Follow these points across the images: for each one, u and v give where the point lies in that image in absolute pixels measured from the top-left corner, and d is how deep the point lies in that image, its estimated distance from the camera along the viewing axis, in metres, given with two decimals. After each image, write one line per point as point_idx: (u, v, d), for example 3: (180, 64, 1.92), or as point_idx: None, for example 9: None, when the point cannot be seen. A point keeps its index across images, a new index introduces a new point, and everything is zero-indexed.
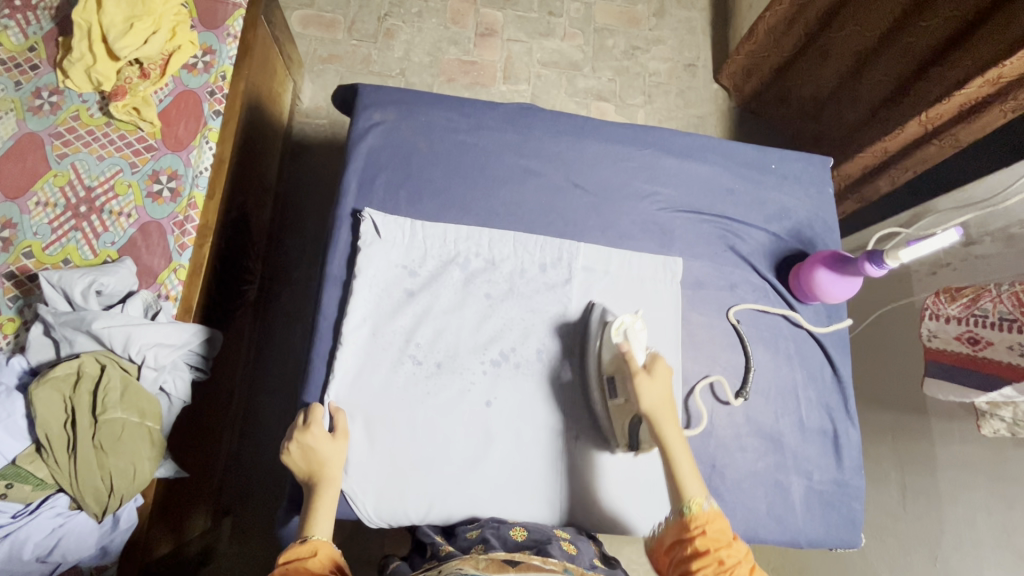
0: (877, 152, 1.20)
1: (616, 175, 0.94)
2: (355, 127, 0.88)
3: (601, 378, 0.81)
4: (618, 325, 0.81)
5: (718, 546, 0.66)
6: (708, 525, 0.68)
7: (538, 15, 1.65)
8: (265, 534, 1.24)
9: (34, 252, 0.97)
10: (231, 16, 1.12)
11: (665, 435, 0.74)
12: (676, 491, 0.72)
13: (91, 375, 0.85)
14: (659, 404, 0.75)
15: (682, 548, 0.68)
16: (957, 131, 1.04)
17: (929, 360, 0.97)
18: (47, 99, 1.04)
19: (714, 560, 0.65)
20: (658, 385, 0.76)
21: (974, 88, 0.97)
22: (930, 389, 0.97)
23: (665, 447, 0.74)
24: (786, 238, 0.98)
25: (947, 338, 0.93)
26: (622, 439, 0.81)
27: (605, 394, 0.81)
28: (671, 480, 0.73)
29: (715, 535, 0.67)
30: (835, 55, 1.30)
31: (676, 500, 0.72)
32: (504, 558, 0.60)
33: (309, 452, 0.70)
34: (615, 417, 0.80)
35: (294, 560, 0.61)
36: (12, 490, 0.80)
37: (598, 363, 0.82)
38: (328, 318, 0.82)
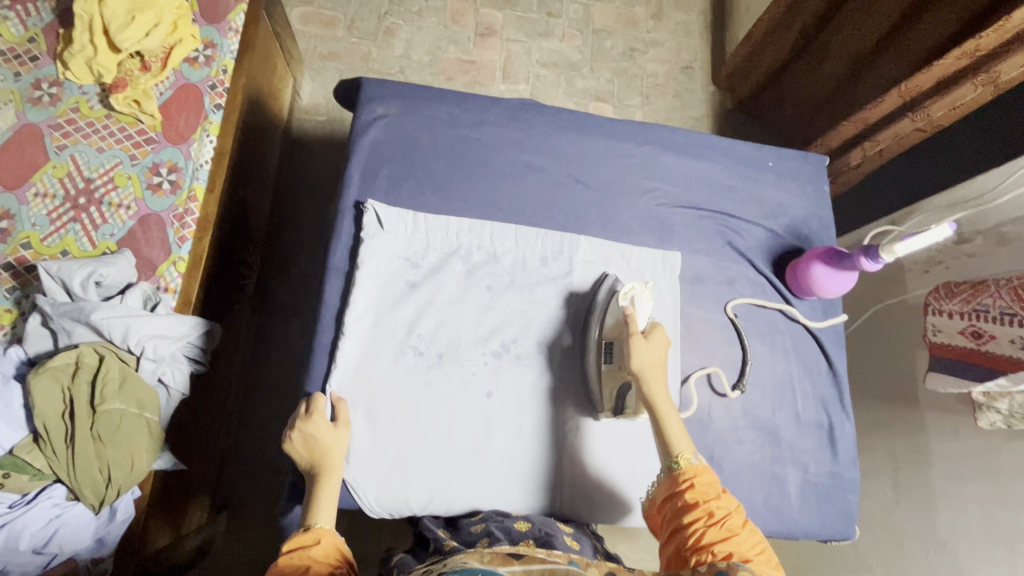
0: (857, 123, 1.18)
1: (616, 171, 0.95)
2: (358, 121, 0.88)
3: (600, 341, 0.83)
4: (626, 291, 0.84)
5: (706, 497, 0.66)
6: (696, 478, 0.67)
7: (537, 16, 1.66)
8: (262, 529, 1.24)
9: (33, 243, 0.96)
10: (233, 11, 1.13)
11: (653, 394, 0.75)
12: (665, 447, 0.72)
13: (90, 366, 0.85)
14: (650, 365, 0.76)
15: (674, 503, 0.67)
16: (930, 105, 1.05)
17: (933, 356, 0.99)
18: (47, 91, 1.04)
19: (704, 512, 0.64)
20: (654, 346, 0.77)
21: (952, 60, 0.98)
22: (931, 383, 0.99)
23: (654, 406, 0.74)
24: (783, 235, 0.99)
25: (951, 333, 0.96)
26: (609, 403, 0.82)
27: (600, 356, 0.82)
28: (660, 435, 0.73)
29: (703, 488, 0.67)
30: (831, 58, 1.32)
31: (665, 456, 0.71)
32: (508, 551, 0.58)
33: (311, 442, 0.71)
34: (604, 381, 0.81)
35: (297, 548, 0.61)
36: (9, 480, 0.79)
37: (600, 329, 0.83)
38: (330, 309, 0.82)
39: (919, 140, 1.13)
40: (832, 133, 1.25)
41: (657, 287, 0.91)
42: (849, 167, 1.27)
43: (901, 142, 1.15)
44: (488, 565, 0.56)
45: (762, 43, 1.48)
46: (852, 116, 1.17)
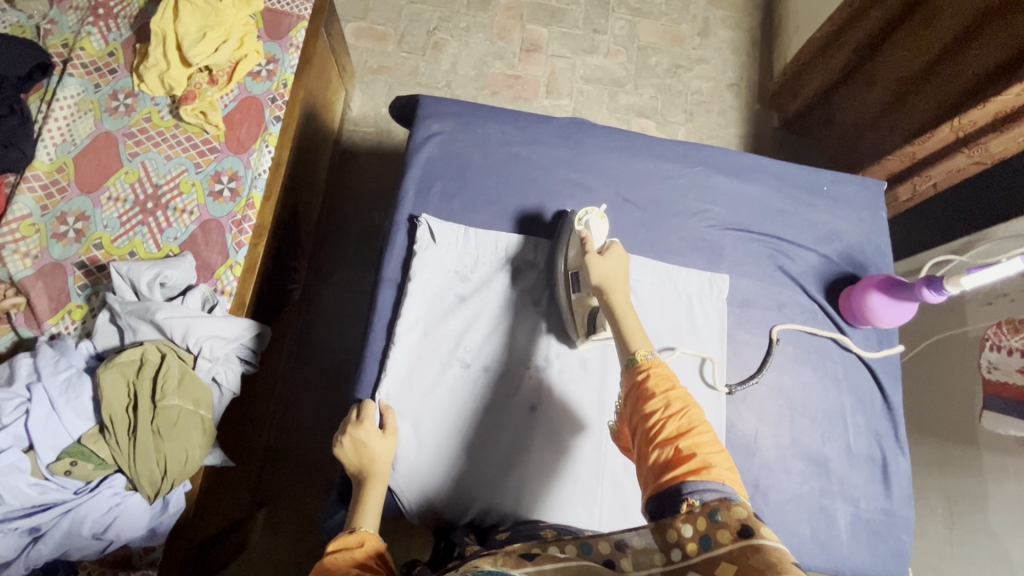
0: (905, 158, 1.18)
1: (666, 192, 0.95)
2: (413, 137, 0.91)
3: (567, 273, 0.83)
4: (581, 215, 0.88)
5: (662, 388, 0.61)
6: (653, 370, 0.63)
7: (583, 32, 1.68)
8: (299, 529, 1.27)
9: (104, 244, 1.02)
10: (295, 27, 1.19)
11: (614, 301, 0.72)
12: (623, 344, 0.67)
13: (153, 363, 0.90)
14: (609, 277, 0.74)
15: (633, 394, 0.63)
16: (988, 140, 1.02)
17: (987, 394, 0.97)
18: (123, 101, 1.11)
19: (663, 403, 0.60)
20: (612, 260, 0.76)
21: (1012, 96, 0.96)
22: (987, 422, 0.97)
23: (614, 311, 0.71)
24: (837, 261, 0.97)
25: (1009, 372, 0.94)
26: (583, 327, 0.83)
27: (569, 287, 0.83)
28: (619, 337, 0.68)
29: (660, 381, 0.62)
30: (885, 78, 1.28)
31: (623, 353, 0.67)
32: (522, 552, 0.56)
33: (360, 448, 0.72)
34: (574, 308, 0.82)
35: (341, 549, 0.62)
36: (75, 467, 0.83)
37: (566, 260, 0.84)
38: (382, 318, 0.84)
39: (976, 173, 1.10)
40: (879, 166, 1.25)
41: (704, 310, 0.90)
42: (899, 201, 1.25)
43: (955, 177, 1.13)
44: (502, 567, 0.54)
45: (811, 62, 1.45)
46: (900, 150, 1.18)
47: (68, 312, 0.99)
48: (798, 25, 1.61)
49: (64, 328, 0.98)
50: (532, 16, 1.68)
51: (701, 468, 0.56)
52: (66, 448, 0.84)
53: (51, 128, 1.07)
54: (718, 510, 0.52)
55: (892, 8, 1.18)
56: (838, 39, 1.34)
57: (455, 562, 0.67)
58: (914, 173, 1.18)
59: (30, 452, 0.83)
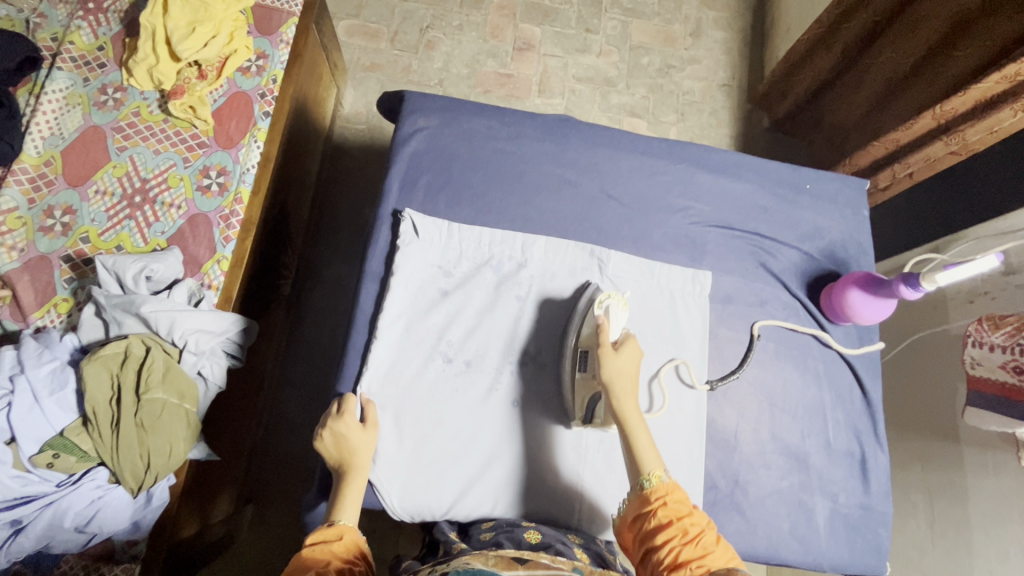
0: (886, 146, 1.18)
1: (650, 188, 0.95)
2: (399, 132, 0.92)
3: (575, 349, 0.82)
4: (602, 299, 0.84)
5: (679, 515, 0.65)
6: (668, 496, 0.67)
7: (575, 32, 1.69)
8: (284, 524, 1.27)
9: (91, 238, 1.02)
10: (285, 23, 1.19)
11: (623, 408, 0.74)
12: (634, 465, 0.71)
13: (137, 356, 0.89)
14: (625, 378, 0.76)
15: (646, 520, 0.66)
16: (966, 128, 1.03)
17: (970, 390, 0.95)
18: (112, 95, 1.11)
19: (678, 530, 0.64)
20: (627, 360, 0.77)
21: (990, 84, 0.96)
22: (970, 419, 0.95)
23: (625, 423, 0.73)
24: (819, 258, 0.97)
25: (991, 367, 0.91)
26: (579, 412, 0.81)
27: (575, 365, 0.81)
28: (630, 452, 0.72)
29: (675, 505, 0.66)
30: (870, 81, 1.29)
31: (635, 475, 0.70)
32: (514, 556, 0.59)
33: (341, 441, 0.73)
34: (576, 391, 0.81)
35: (320, 542, 0.63)
36: (57, 460, 0.83)
37: (577, 337, 0.82)
38: (365, 312, 0.85)
39: (952, 162, 1.12)
40: (862, 153, 1.24)
41: (687, 306, 0.91)
42: (878, 189, 1.27)
43: (933, 165, 1.14)
44: (493, 567, 0.57)
45: (800, 63, 1.46)
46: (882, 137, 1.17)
47: (54, 305, 0.98)
48: (790, 26, 1.62)
49: (49, 321, 0.98)
50: (525, 15, 1.68)
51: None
52: (49, 440, 0.84)
53: (39, 122, 1.07)
54: None
55: (881, 9, 1.19)
56: (826, 41, 1.36)
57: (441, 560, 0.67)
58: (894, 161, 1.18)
59: (12, 444, 0.83)
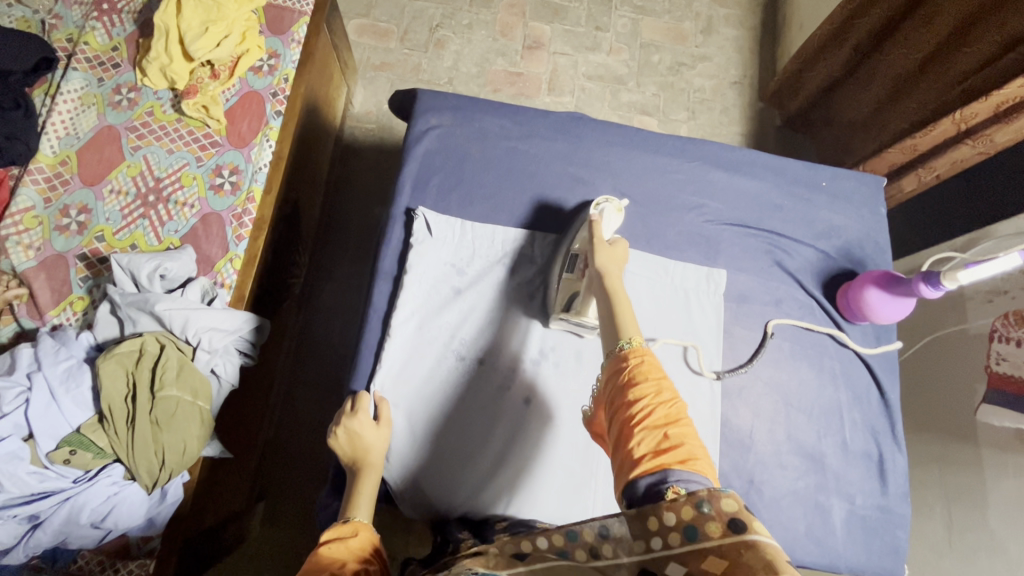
0: (906, 150, 1.20)
1: (663, 187, 0.94)
2: (411, 131, 0.91)
3: (567, 253, 0.85)
4: (599, 203, 0.87)
5: (654, 377, 0.61)
6: (645, 358, 0.63)
7: (585, 30, 1.68)
8: (296, 522, 1.27)
9: (106, 236, 1.03)
10: (297, 23, 1.20)
11: (612, 288, 0.73)
12: (614, 328, 0.67)
13: (152, 354, 0.90)
14: (612, 265, 0.76)
15: (621, 379, 0.62)
16: (991, 132, 1.03)
17: (989, 388, 0.97)
18: (126, 95, 1.12)
19: (653, 392, 0.60)
20: (614, 252, 0.78)
21: (1012, 89, 0.97)
22: (982, 415, 0.98)
23: (610, 295, 0.71)
24: (835, 257, 0.96)
25: (1015, 364, 0.93)
26: (560, 304, 0.83)
27: (564, 267, 0.84)
28: (611, 317, 0.69)
29: (651, 369, 0.62)
30: (882, 77, 1.28)
31: (613, 337, 0.66)
32: (512, 552, 0.53)
33: (355, 439, 0.73)
34: (561, 288, 0.83)
35: (336, 539, 0.62)
36: (74, 456, 0.84)
37: (571, 242, 0.85)
38: (378, 310, 0.85)
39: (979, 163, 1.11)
40: (881, 158, 1.26)
41: (701, 304, 0.90)
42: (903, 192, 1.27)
43: (960, 167, 1.14)
44: (493, 568, 0.52)
45: (812, 59, 1.44)
46: (902, 143, 1.19)
47: (70, 303, 0.99)
48: (802, 23, 1.61)
49: (65, 319, 0.99)
50: (534, 13, 1.68)
51: (685, 458, 0.56)
52: (66, 437, 0.85)
53: (55, 122, 1.08)
54: (707, 502, 0.51)
55: (891, 5, 1.17)
56: (840, 37, 1.33)
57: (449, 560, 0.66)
58: (917, 166, 1.19)
59: (30, 440, 0.84)
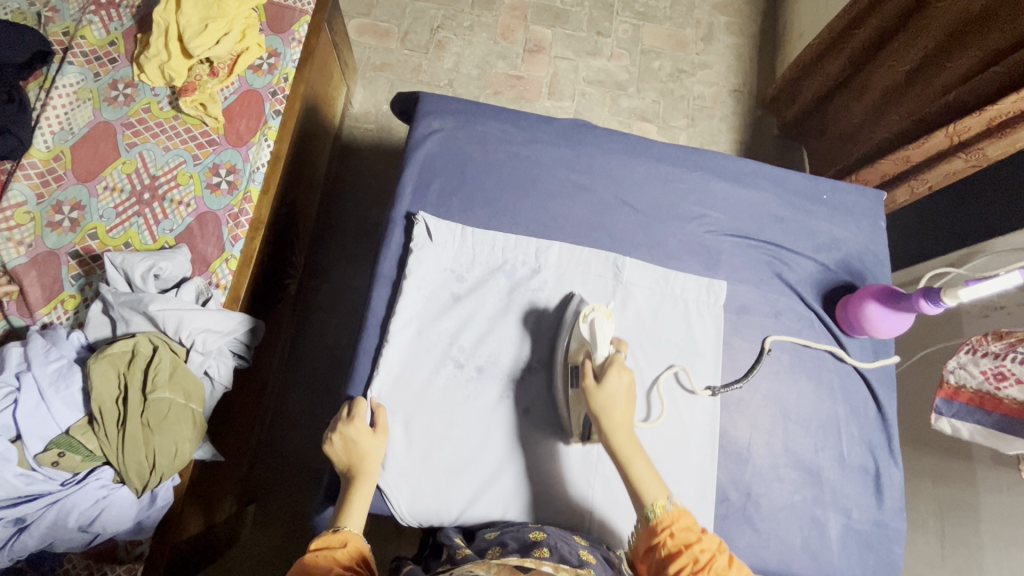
0: (898, 162, 1.17)
1: (665, 196, 0.94)
2: (413, 134, 0.91)
3: (566, 362, 0.81)
4: (586, 312, 0.79)
5: (688, 543, 0.67)
6: (675, 526, 0.68)
7: (586, 34, 1.68)
8: (286, 527, 1.26)
9: (99, 234, 1.02)
10: (298, 22, 1.19)
11: (618, 440, 0.73)
12: (637, 497, 0.71)
13: (144, 355, 0.89)
14: (617, 408, 0.74)
15: (657, 553, 0.68)
16: (985, 146, 1.02)
17: (943, 398, 0.95)
18: (122, 91, 1.10)
19: (689, 559, 0.65)
20: (614, 390, 0.74)
21: (1008, 104, 0.95)
22: (943, 425, 0.95)
23: (619, 455, 0.73)
24: (835, 269, 0.96)
25: (973, 374, 0.90)
26: (577, 428, 0.80)
27: (567, 380, 0.80)
28: (630, 486, 0.72)
29: (682, 534, 0.67)
30: (870, 89, 1.29)
31: (638, 505, 0.71)
32: (516, 565, 0.59)
33: (350, 446, 0.72)
34: (572, 405, 0.79)
35: (324, 548, 0.62)
36: (63, 458, 0.83)
37: (567, 350, 0.82)
38: (376, 316, 0.84)
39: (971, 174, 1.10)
40: (872, 169, 1.24)
41: (701, 316, 0.90)
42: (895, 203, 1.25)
43: (952, 178, 1.12)
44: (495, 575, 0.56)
45: (809, 68, 1.45)
46: (894, 155, 1.17)
47: (61, 301, 0.98)
48: (803, 33, 1.61)
49: (56, 318, 0.97)
50: (536, 17, 1.68)
51: None
52: (55, 438, 0.83)
53: (49, 116, 1.06)
54: None
55: (886, 17, 1.18)
56: (836, 47, 1.35)
57: (445, 567, 0.65)
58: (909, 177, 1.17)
59: (18, 442, 0.82)
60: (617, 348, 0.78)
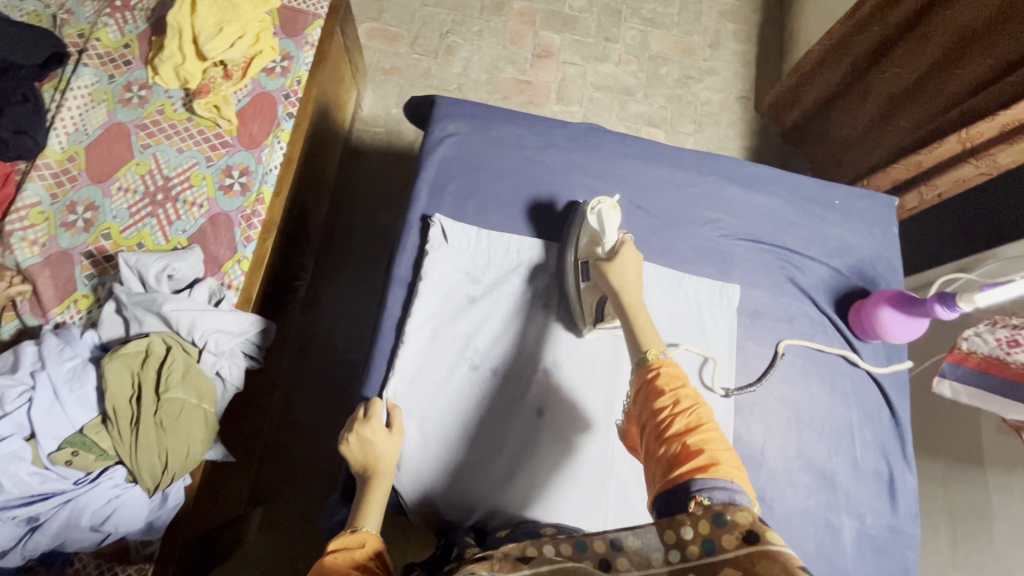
0: (910, 167, 1.21)
1: (679, 201, 0.95)
2: (428, 137, 0.91)
3: (576, 262, 0.84)
4: (594, 205, 0.86)
5: (674, 388, 0.62)
6: (664, 370, 0.63)
7: (594, 40, 1.69)
8: (293, 530, 1.25)
9: (112, 234, 1.02)
10: (311, 26, 1.20)
11: (627, 300, 0.74)
12: (635, 343, 0.68)
13: (158, 355, 0.89)
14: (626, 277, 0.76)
15: (644, 397, 0.63)
16: (996, 152, 1.04)
17: (953, 361, 0.97)
18: (137, 93, 1.11)
19: (673, 402, 0.60)
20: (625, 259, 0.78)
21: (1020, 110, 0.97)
22: (947, 389, 0.99)
23: (624, 309, 0.72)
24: (847, 275, 0.97)
25: (984, 342, 0.92)
26: (590, 315, 0.83)
27: (578, 276, 0.83)
28: (630, 332, 0.70)
29: (670, 381, 0.63)
30: (875, 96, 1.30)
31: (634, 352, 0.68)
32: (518, 556, 0.55)
33: (367, 445, 0.72)
34: (583, 296, 0.83)
35: (342, 549, 0.62)
36: (77, 458, 0.83)
37: (576, 250, 0.85)
38: (392, 317, 0.84)
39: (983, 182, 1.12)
40: (884, 174, 1.28)
41: (714, 320, 0.90)
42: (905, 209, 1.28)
43: (963, 186, 1.15)
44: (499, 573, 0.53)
45: (810, 75, 1.45)
46: (905, 160, 1.20)
47: (74, 301, 0.98)
48: (810, 40, 1.62)
49: (69, 317, 0.97)
50: (544, 22, 1.69)
51: (708, 464, 0.55)
52: (68, 437, 0.84)
53: (64, 117, 1.07)
54: (721, 515, 0.52)
55: (892, 23, 1.19)
56: (838, 53, 1.36)
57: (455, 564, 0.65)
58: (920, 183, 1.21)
59: (31, 441, 0.82)
60: (624, 235, 0.82)
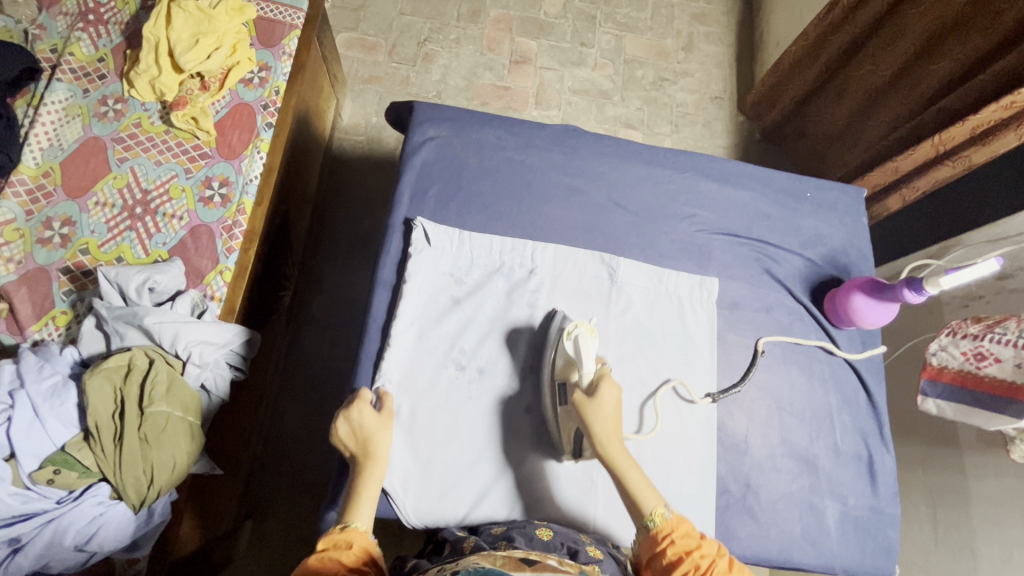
0: (887, 172, 1.22)
1: (657, 197, 0.97)
2: (409, 142, 0.93)
3: (553, 382, 0.81)
4: (570, 329, 0.79)
5: (689, 550, 0.64)
6: (674, 533, 0.65)
7: (570, 45, 1.72)
8: (283, 543, 1.24)
9: (90, 249, 1.01)
10: (288, 36, 1.20)
11: (610, 451, 0.72)
12: (635, 508, 0.69)
13: (141, 368, 0.88)
14: (609, 425, 0.74)
15: (659, 564, 0.65)
16: (969, 153, 1.05)
17: (931, 381, 0.98)
18: (112, 107, 1.10)
19: (691, 565, 0.62)
20: (603, 406, 0.74)
21: (988, 113, 0.99)
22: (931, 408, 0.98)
23: (612, 465, 0.72)
24: (821, 264, 0.99)
25: (954, 356, 0.94)
26: (568, 445, 0.79)
27: (555, 399, 0.80)
28: (626, 495, 0.71)
29: (683, 541, 0.65)
30: (851, 93, 1.35)
31: (637, 517, 0.69)
32: (522, 557, 0.57)
33: (359, 432, 0.72)
34: (562, 423, 0.79)
35: (330, 547, 0.62)
36: (59, 476, 0.81)
37: (552, 367, 0.81)
38: (377, 320, 0.85)
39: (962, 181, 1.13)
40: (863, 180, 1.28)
41: (695, 313, 0.92)
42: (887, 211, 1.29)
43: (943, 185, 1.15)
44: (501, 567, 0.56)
45: (789, 73, 1.50)
46: (883, 165, 1.21)
47: (52, 318, 0.97)
48: (779, 41, 1.67)
49: (47, 335, 0.96)
50: (521, 29, 1.71)
51: None
52: (50, 455, 0.82)
53: (38, 133, 1.06)
54: None
55: (861, 23, 1.24)
56: (814, 52, 1.40)
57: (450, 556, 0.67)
58: (902, 185, 1.21)
59: (11, 461, 0.81)
60: (602, 367, 0.77)
